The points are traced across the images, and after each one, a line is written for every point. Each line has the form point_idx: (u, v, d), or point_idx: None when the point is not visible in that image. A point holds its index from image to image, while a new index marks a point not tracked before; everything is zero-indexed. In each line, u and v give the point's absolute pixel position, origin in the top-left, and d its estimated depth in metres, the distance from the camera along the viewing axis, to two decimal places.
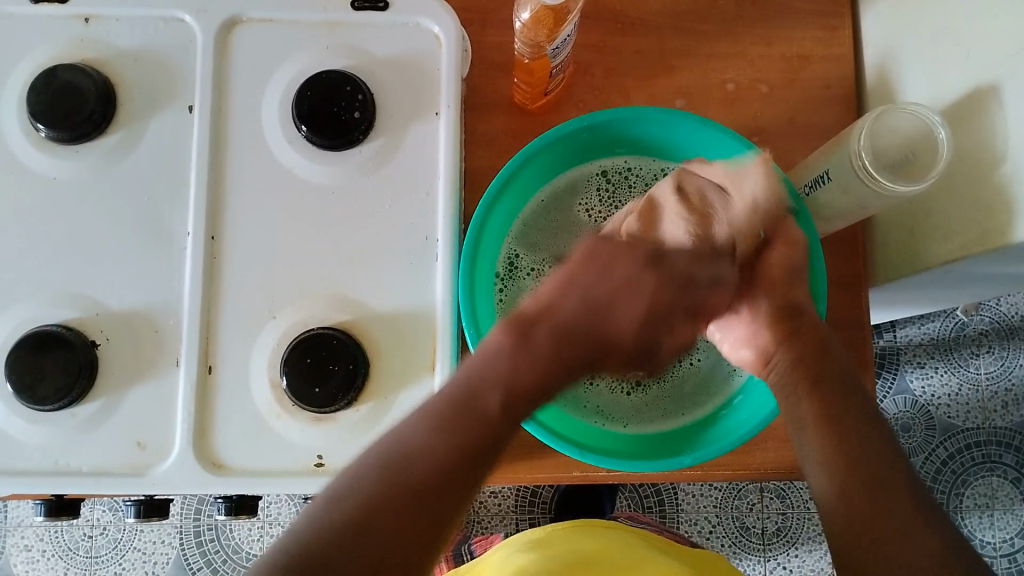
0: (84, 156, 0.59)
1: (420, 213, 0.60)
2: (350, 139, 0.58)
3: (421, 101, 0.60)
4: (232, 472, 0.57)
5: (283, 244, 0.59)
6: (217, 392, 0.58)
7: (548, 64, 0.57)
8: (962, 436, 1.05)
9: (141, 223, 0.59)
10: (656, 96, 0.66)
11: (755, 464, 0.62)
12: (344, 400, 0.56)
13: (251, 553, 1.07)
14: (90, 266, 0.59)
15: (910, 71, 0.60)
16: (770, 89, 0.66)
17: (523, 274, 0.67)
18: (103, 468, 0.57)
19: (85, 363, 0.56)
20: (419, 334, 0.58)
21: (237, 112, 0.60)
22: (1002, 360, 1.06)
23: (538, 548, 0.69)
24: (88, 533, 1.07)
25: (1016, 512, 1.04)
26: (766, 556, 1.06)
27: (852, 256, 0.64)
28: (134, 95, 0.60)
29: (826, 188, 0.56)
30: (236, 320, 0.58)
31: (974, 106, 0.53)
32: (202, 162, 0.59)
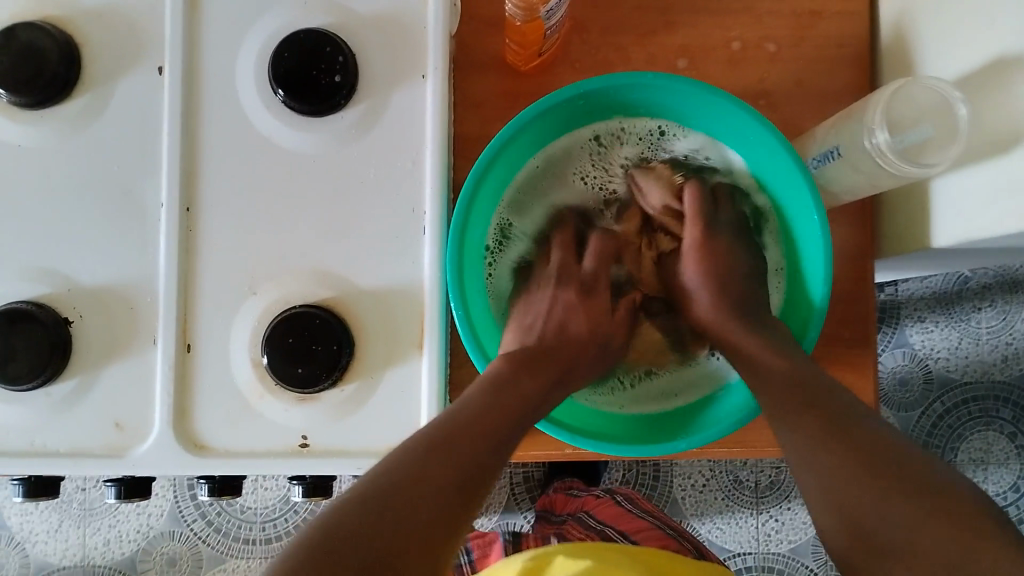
0: (49, 122, 0.56)
1: (407, 183, 0.57)
2: (332, 104, 0.55)
3: (406, 62, 0.57)
4: (214, 453, 0.56)
5: (263, 215, 0.56)
6: (197, 371, 0.56)
7: (541, 26, 0.54)
8: (960, 390, 1.04)
9: (112, 193, 0.56)
10: (656, 55, 0.62)
11: (752, 442, 0.61)
12: (328, 380, 0.54)
13: (245, 505, 1.07)
14: (61, 239, 0.56)
15: (928, 31, 0.56)
16: (777, 48, 0.62)
17: (517, 239, 0.68)
18: (81, 449, 0.55)
19: (58, 343, 0.54)
20: (404, 312, 0.56)
21: (210, 73, 0.56)
22: (1004, 314, 1.03)
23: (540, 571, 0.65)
24: (81, 486, 1.07)
25: (1011, 466, 1.03)
26: (759, 509, 1.05)
27: (859, 227, 0.61)
28: (100, 55, 0.56)
29: (834, 163, 0.54)
30: (215, 296, 0.56)
31: (995, 75, 0.49)
32: (174, 128, 0.56)
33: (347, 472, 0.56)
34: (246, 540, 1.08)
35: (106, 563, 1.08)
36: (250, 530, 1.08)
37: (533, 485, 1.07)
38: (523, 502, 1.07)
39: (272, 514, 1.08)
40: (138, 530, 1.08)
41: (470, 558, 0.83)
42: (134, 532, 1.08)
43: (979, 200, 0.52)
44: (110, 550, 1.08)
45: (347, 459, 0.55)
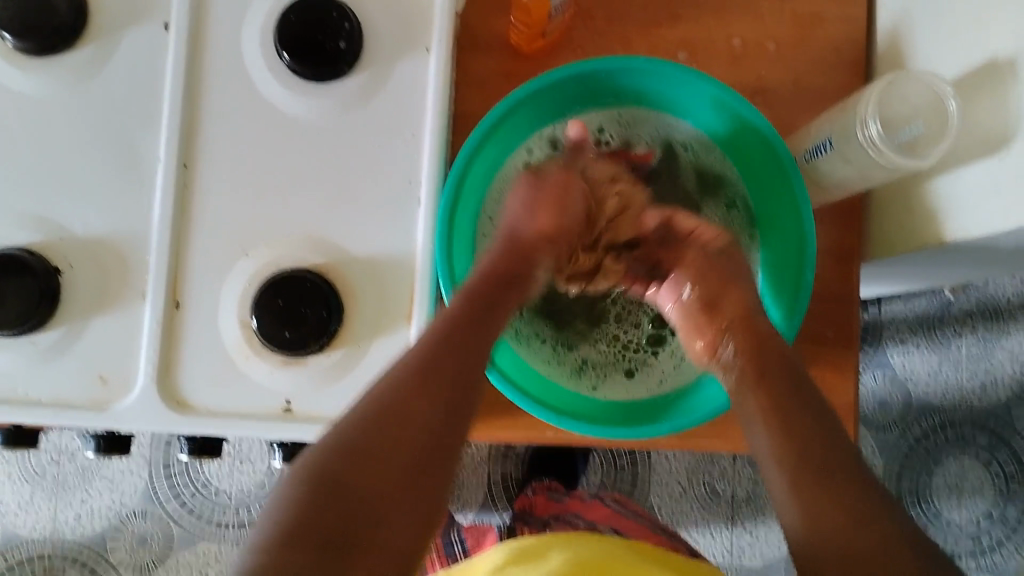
0: (53, 71, 0.56)
1: (404, 156, 0.57)
2: (335, 69, 0.55)
3: (412, 36, 0.57)
4: (197, 412, 0.55)
5: (259, 178, 0.57)
6: (183, 328, 0.56)
7: (547, 4, 0.54)
8: (938, 414, 1.04)
9: (111, 147, 0.57)
10: (658, 48, 0.63)
11: (732, 434, 0.61)
12: (315, 344, 0.54)
13: (221, 488, 1.06)
14: (56, 188, 0.56)
15: (924, 38, 0.58)
16: (777, 48, 0.63)
17: (530, 338, 0.65)
18: (63, 399, 0.55)
19: (46, 290, 0.54)
20: (397, 283, 0.56)
21: (216, 36, 0.57)
22: (985, 341, 1.04)
23: (527, 559, 0.66)
24: (55, 458, 1.06)
25: (985, 492, 1.03)
26: (734, 522, 1.06)
27: (848, 227, 0.63)
28: (109, 9, 0.56)
29: (825, 156, 0.56)
30: (207, 256, 0.56)
31: (990, 81, 0.50)
32: (177, 85, 0.56)
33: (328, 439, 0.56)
34: (220, 523, 1.06)
35: (75, 539, 1.05)
36: (223, 513, 1.06)
37: (511, 483, 1.07)
38: (500, 501, 1.07)
39: (248, 498, 1.06)
40: (109, 507, 1.05)
41: (464, 547, 0.84)
42: (105, 508, 1.05)
43: (969, 201, 0.52)
44: (81, 526, 1.05)
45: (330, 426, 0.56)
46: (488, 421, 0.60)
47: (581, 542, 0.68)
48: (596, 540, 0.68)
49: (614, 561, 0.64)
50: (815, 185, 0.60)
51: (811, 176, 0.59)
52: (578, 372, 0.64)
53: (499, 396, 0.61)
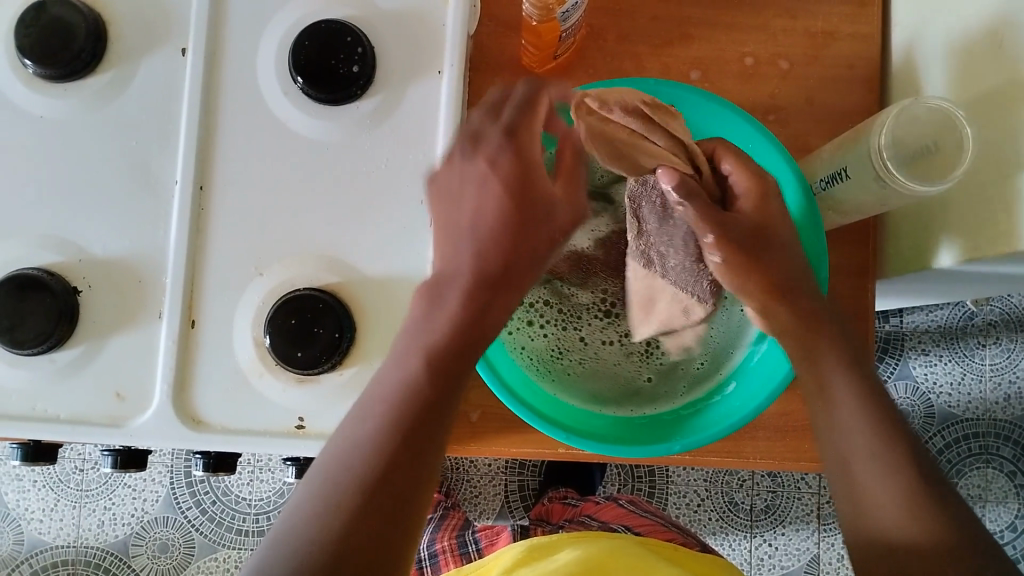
0: (72, 96, 0.57)
1: (416, 177, 0.57)
2: (349, 93, 0.56)
3: (425, 58, 0.58)
4: (212, 429, 0.56)
5: (272, 200, 0.57)
6: (199, 347, 0.56)
7: (557, 27, 0.54)
8: (961, 426, 1.03)
9: (129, 169, 0.58)
10: (670, 66, 0.63)
11: (744, 452, 0.61)
12: (327, 363, 0.55)
13: (241, 496, 1.07)
14: (75, 210, 0.57)
15: (938, 55, 0.57)
16: (790, 66, 0.62)
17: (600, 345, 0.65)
18: (81, 416, 0.56)
19: (65, 310, 0.55)
20: (408, 302, 0.57)
21: (232, 59, 0.57)
22: (1009, 352, 1.03)
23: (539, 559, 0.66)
24: (79, 466, 1.08)
25: (1009, 504, 1.02)
26: (753, 532, 1.06)
27: (862, 246, 0.62)
28: (127, 35, 0.58)
29: (842, 184, 0.55)
30: (221, 274, 0.57)
31: (1005, 102, 0.50)
32: (194, 108, 0.57)
33: None
34: (240, 531, 1.07)
35: (99, 545, 1.07)
36: (243, 521, 1.07)
37: (528, 493, 1.07)
38: (517, 510, 1.07)
39: (267, 506, 1.07)
40: (132, 514, 1.07)
41: (477, 548, 0.85)
42: (128, 515, 1.07)
43: (982, 225, 0.52)
44: (104, 533, 1.07)
45: None
46: (501, 437, 0.61)
47: (591, 540, 0.68)
48: (609, 537, 0.68)
49: (625, 560, 0.64)
50: (832, 214, 0.59)
51: (827, 204, 0.58)
52: (648, 357, 0.66)
53: (510, 414, 0.61)
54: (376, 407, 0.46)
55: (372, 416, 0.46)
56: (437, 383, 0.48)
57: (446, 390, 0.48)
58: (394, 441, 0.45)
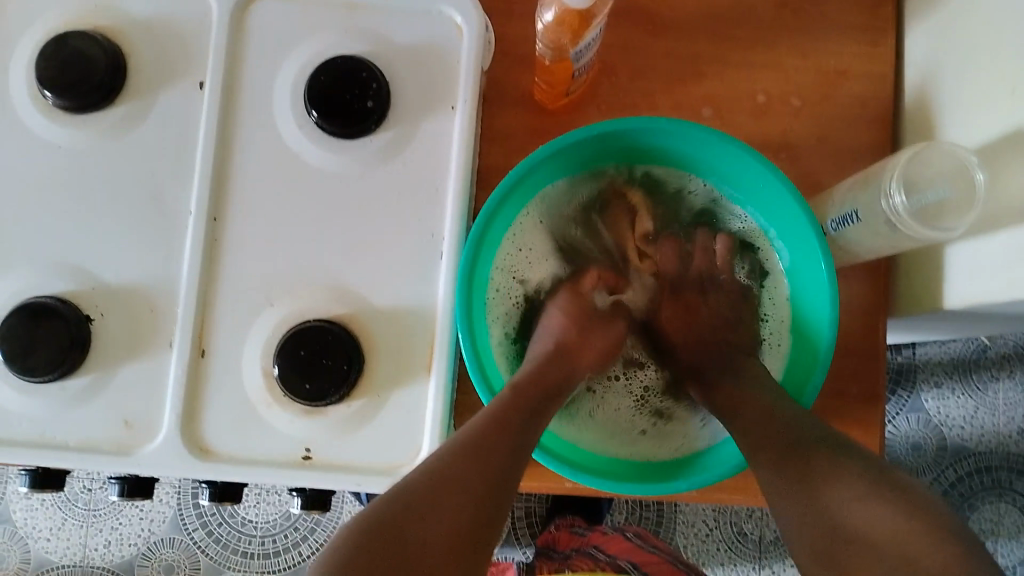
0: (90, 126, 0.58)
1: (428, 211, 0.58)
2: (362, 128, 0.56)
3: (438, 93, 0.58)
4: (219, 459, 0.56)
5: (285, 230, 0.58)
6: (209, 376, 0.57)
7: (570, 67, 0.54)
8: (973, 460, 1.02)
9: (143, 199, 0.58)
10: (682, 102, 0.63)
11: (752, 491, 0.61)
12: (336, 395, 0.55)
13: (247, 518, 1.07)
14: (89, 239, 0.58)
15: (951, 96, 0.57)
16: (802, 104, 0.63)
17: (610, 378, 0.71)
18: (90, 444, 0.56)
19: (77, 338, 0.55)
20: (417, 334, 0.57)
21: (247, 92, 0.58)
22: (1023, 386, 1.02)
23: None
24: (87, 485, 1.08)
25: (1022, 540, 1.01)
26: (762, 564, 1.05)
27: (873, 284, 0.62)
28: (145, 67, 0.58)
29: (853, 227, 0.55)
30: (232, 305, 0.57)
31: (1017, 147, 0.50)
32: (208, 139, 0.57)
33: (348, 487, 0.57)
34: (245, 553, 1.07)
35: (105, 565, 1.07)
36: (249, 543, 1.07)
37: (535, 520, 1.07)
38: (523, 537, 1.07)
39: (273, 529, 1.07)
40: (139, 535, 1.07)
41: None
42: (134, 535, 1.07)
43: (995, 268, 0.52)
44: (111, 552, 1.07)
45: (349, 474, 0.56)
46: None
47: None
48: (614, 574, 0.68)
49: None
50: (844, 254, 0.58)
51: (839, 244, 0.58)
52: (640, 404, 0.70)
53: None
54: (475, 434, 0.51)
55: (467, 439, 0.50)
56: (524, 427, 0.53)
57: (523, 443, 0.53)
58: (483, 480, 0.49)
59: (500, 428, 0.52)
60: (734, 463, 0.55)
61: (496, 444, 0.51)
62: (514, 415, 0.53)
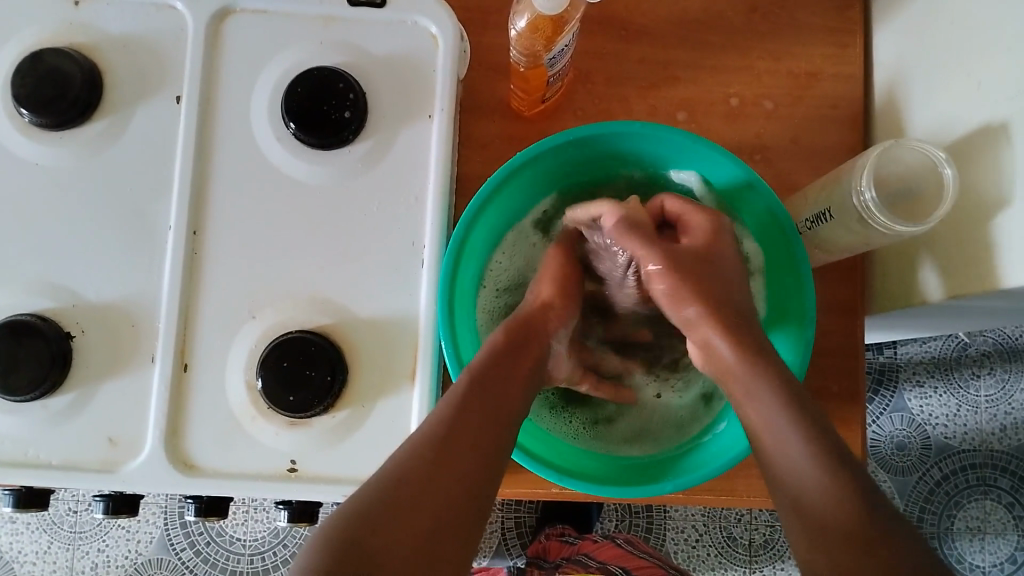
0: (68, 142, 0.58)
1: (408, 220, 0.58)
2: (340, 138, 0.57)
3: (415, 102, 0.59)
4: (205, 473, 0.56)
5: (265, 242, 0.58)
6: (192, 390, 0.57)
7: (544, 73, 0.55)
8: (958, 457, 1.03)
9: (122, 214, 0.58)
10: (657, 107, 0.64)
11: (738, 491, 0.61)
12: (320, 406, 0.55)
13: (236, 536, 1.06)
14: (69, 256, 0.58)
15: (920, 95, 0.58)
16: (775, 106, 0.64)
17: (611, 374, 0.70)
18: (73, 462, 0.56)
19: (58, 355, 0.55)
20: (401, 343, 0.57)
21: (225, 106, 0.58)
22: (1004, 383, 1.03)
23: None
24: (72, 508, 1.07)
25: (1008, 536, 1.02)
26: (752, 568, 1.05)
27: (850, 282, 0.62)
28: (122, 83, 0.58)
29: (827, 225, 0.56)
30: (213, 318, 0.57)
31: (984, 141, 0.50)
32: (187, 153, 0.58)
33: (337, 500, 0.56)
34: (234, 572, 1.06)
35: None
36: (238, 562, 1.06)
37: (525, 530, 1.07)
38: (514, 548, 1.06)
39: (262, 546, 1.06)
40: (126, 556, 1.06)
41: None
42: (121, 557, 1.06)
43: (968, 261, 0.52)
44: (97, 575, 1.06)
45: (335, 486, 0.56)
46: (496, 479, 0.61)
47: None
48: None
49: None
50: (820, 252, 0.59)
51: (814, 242, 0.59)
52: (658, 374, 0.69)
53: None
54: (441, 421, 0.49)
55: (432, 430, 0.49)
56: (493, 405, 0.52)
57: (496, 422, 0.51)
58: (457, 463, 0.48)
59: (465, 413, 0.50)
60: (719, 462, 0.56)
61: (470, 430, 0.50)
62: (483, 397, 0.52)
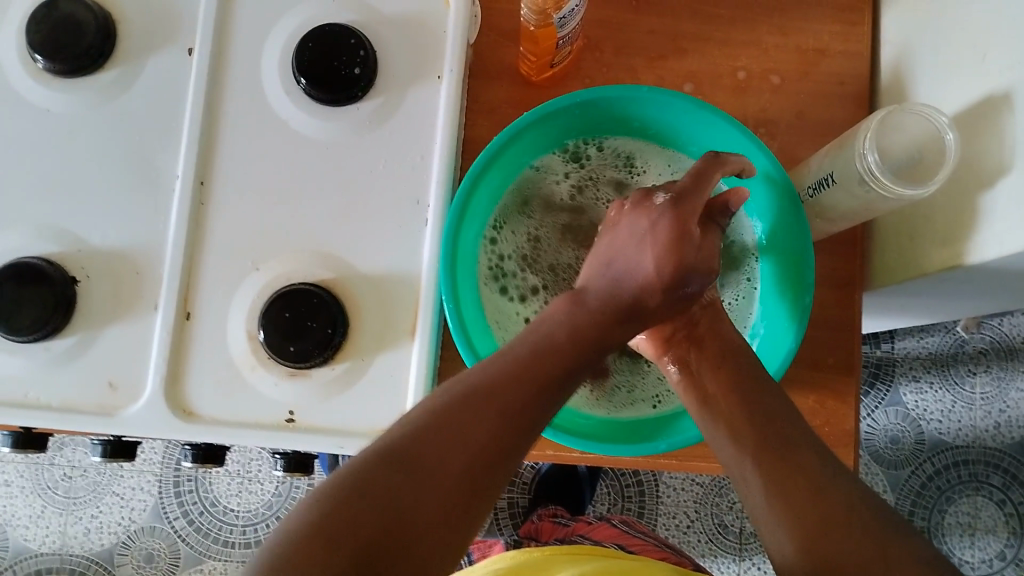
0: (78, 90, 0.58)
1: (413, 177, 0.59)
2: (350, 93, 0.57)
3: (425, 62, 0.59)
4: (203, 421, 0.57)
5: (271, 196, 0.58)
6: (193, 339, 0.57)
7: (553, 33, 0.56)
8: (951, 453, 1.03)
9: (131, 163, 0.59)
10: (664, 78, 0.64)
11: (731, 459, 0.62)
12: (320, 357, 0.55)
13: (230, 507, 1.06)
14: (76, 202, 0.58)
15: (925, 72, 0.59)
16: (781, 81, 0.64)
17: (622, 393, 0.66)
18: (74, 405, 0.57)
19: (63, 298, 0.55)
20: (403, 298, 0.58)
21: (237, 59, 0.59)
22: (999, 380, 1.03)
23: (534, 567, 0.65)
24: (68, 473, 1.07)
25: (999, 533, 1.02)
26: (742, 556, 1.05)
27: (849, 255, 0.63)
28: (135, 33, 0.59)
29: (828, 190, 0.56)
30: (217, 268, 0.58)
31: (987, 113, 0.51)
32: (197, 104, 0.58)
33: (329, 451, 0.57)
34: (227, 542, 1.06)
35: (85, 554, 1.06)
36: (231, 532, 1.06)
37: (518, 511, 1.07)
38: (506, 528, 1.07)
39: (255, 518, 1.06)
40: (119, 523, 1.06)
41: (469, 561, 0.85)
42: (115, 524, 1.06)
43: (967, 232, 0.53)
44: (90, 541, 1.06)
45: (331, 437, 0.56)
46: None
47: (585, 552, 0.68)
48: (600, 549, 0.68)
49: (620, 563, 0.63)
50: (820, 221, 0.60)
51: (814, 211, 0.60)
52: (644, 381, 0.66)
53: None
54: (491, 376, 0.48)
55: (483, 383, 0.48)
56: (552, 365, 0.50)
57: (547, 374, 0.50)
58: (471, 446, 0.45)
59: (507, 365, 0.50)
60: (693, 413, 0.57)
61: (487, 405, 0.47)
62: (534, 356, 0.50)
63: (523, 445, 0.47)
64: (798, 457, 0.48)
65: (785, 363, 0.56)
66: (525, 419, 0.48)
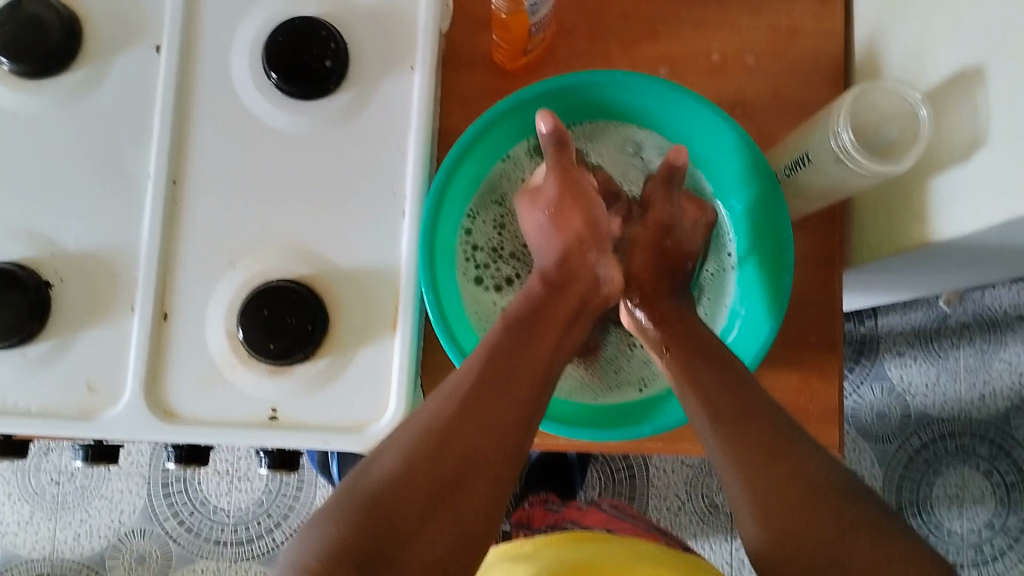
0: (45, 91, 0.57)
1: (389, 170, 0.58)
2: (321, 87, 0.57)
3: (396, 53, 0.59)
4: (185, 422, 0.56)
5: (245, 193, 0.58)
6: (172, 340, 0.57)
7: (525, 20, 0.55)
8: (938, 426, 1.04)
9: (101, 164, 0.58)
10: (638, 62, 0.64)
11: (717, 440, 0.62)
12: (301, 354, 0.55)
13: (220, 506, 1.06)
14: (47, 206, 0.58)
15: (898, 48, 0.59)
16: (755, 61, 0.64)
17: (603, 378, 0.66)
18: (53, 411, 0.56)
19: (37, 303, 0.55)
20: (383, 291, 0.57)
21: (206, 56, 0.58)
22: (983, 353, 1.04)
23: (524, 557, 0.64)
24: (55, 478, 1.06)
25: (986, 504, 1.03)
26: (733, 536, 1.06)
27: (828, 234, 0.63)
28: (101, 32, 0.58)
29: (805, 170, 0.56)
30: (193, 268, 0.57)
31: (961, 87, 0.51)
32: (166, 103, 0.57)
33: (314, 447, 0.56)
34: (218, 542, 1.06)
35: (76, 558, 1.06)
36: (222, 532, 1.06)
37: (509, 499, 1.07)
38: None
39: (246, 517, 1.06)
40: (109, 526, 1.06)
41: None
42: (104, 527, 1.06)
43: (944, 206, 0.53)
44: (80, 545, 1.06)
45: (316, 433, 0.56)
46: None
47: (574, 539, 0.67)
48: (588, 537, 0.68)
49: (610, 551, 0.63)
50: (797, 200, 0.60)
51: (792, 190, 0.59)
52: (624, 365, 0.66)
53: None
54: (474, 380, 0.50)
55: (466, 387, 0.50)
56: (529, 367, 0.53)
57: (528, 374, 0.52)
58: (462, 446, 0.47)
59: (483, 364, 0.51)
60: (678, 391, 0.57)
61: (472, 408, 0.49)
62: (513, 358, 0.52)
63: (516, 443, 0.49)
64: (782, 438, 0.48)
65: (765, 344, 0.56)
66: (517, 421, 0.50)
